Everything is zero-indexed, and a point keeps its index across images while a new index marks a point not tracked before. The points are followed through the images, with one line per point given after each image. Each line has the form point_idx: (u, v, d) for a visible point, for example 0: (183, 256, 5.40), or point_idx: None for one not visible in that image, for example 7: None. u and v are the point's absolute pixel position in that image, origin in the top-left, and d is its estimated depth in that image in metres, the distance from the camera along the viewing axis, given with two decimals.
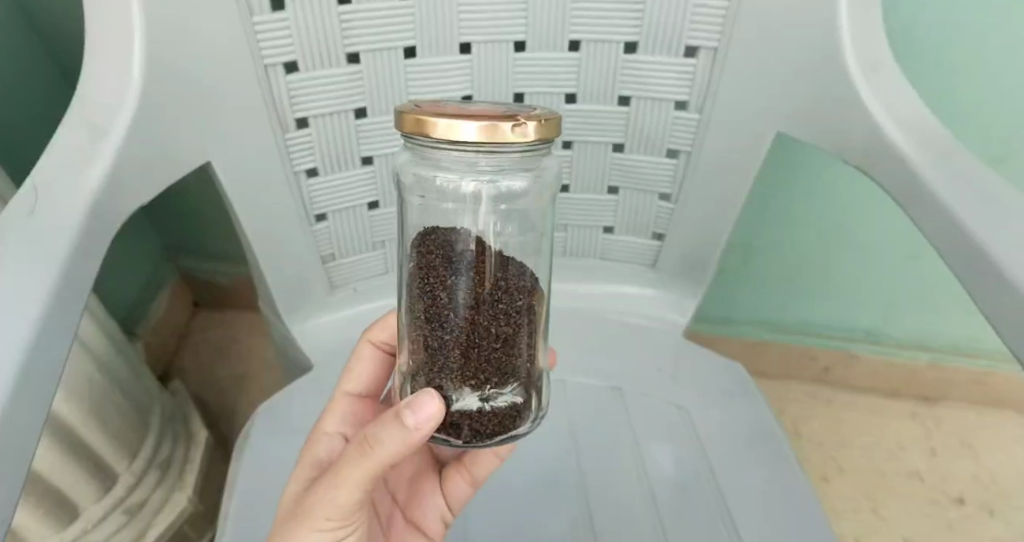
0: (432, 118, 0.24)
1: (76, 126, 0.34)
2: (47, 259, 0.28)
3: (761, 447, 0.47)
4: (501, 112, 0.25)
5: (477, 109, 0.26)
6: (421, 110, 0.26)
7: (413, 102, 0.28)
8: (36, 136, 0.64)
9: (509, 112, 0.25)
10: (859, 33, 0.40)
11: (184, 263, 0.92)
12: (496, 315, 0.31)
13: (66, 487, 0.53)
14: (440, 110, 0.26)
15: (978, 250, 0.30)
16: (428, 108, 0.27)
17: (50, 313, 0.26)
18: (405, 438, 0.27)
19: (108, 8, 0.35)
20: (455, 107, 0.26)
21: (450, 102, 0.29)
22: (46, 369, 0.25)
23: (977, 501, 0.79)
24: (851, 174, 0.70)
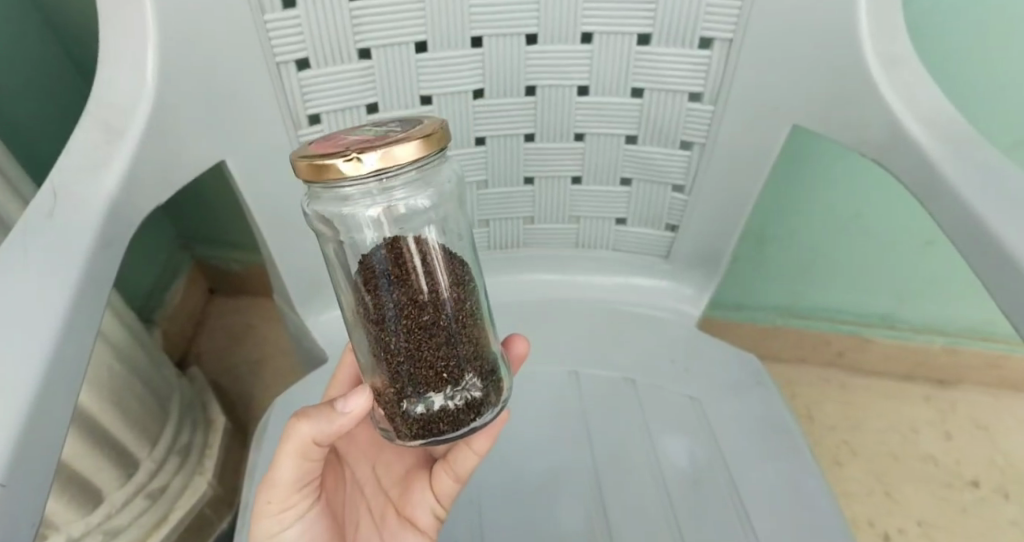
0: (308, 161, 0.25)
1: (91, 128, 0.34)
2: (70, 262, 0.29)
3: (774, 436, 0.47)
4: (388, 136, 0.26)
5: (369, 135, 0.27)
6: (313, 151, 0.26)
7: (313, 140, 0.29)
8: (54, 132, 0.64)
9: (396, 133, 0.26)
10: (877, 24, 0.39)
11: (199, 251, 0.93)
12: (411, 309, 0.31)
13: (90, 474, 0.55)
14: (331, 146, 0.26)
15: (994, 245, 0.29)
16: (322, 145, 0.27)
17: (75, 316, 0.27)
18: (327, 423, 0.30)
19: (121, 10, 0.35)
20: (348, 139, 0.27)
21: (349, 130, 0.30)
22: (72, 372, 0.25)
23: (992, 484, 0.79)
24: (868, 162, 0.69)
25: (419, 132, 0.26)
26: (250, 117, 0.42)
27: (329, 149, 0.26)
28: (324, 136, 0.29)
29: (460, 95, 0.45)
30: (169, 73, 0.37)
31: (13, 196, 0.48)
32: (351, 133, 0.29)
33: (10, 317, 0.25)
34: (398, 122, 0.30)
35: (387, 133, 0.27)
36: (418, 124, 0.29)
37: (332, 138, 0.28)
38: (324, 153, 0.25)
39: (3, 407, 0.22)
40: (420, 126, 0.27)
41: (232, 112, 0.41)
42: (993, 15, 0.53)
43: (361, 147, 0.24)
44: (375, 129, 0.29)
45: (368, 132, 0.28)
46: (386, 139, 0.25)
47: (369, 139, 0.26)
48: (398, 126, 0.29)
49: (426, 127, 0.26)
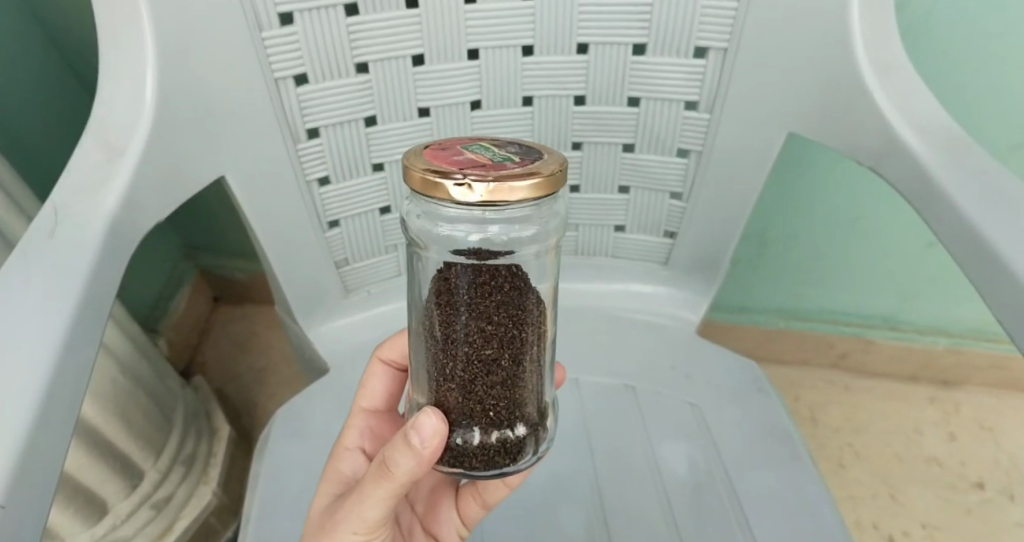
0: (421, 171, 0.24)
1: (92, 147, 0.35)
2: (71, 279, 0.29)
3: (774, 442, 0.47)
4: (505, 164, 0.25)
5: (488, 156, 0.26)
6: (426, 156, 0.26)
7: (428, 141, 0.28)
8: (58, 145, 0.65)
9: (513, 164, 0.25)
10: (870, 32, 0.39)
11: (202, 261, 0.93)
12: (483, 339, 0.30)
13: (96, 484, 0.55)
14: (445, 157, 0.26)
15: (988, 251, 0.29)
16: (436, 152, 0.26)
17: (77, 333, 0.27)
18: (411, 457, 0.27)
19: (121, 30, 0.36)
20: (463, 154, 0.26)
21: (465, 140, 0.29)
22: (75, 391, 0.26)
23: (997, 485, 0.79)
24: (866, 166, 0.70)
25: (538, 170, 0.24)
26: (250, 132, 0.42)
27: (443, 161, 0.25)
28: (441, 141, 0.29)
29: (457, 106, 0.46)
30: (168, 89, 0.37)
31: (16, 211, 0.48)
32: (467, 146, 0.28)
33: (13, 336, 0.26)
34: (517, 144, 0.29)
35: (505, 159, 0.26)
36: (537, 153, 0.27)
37: (448, 146, 0.28)
38: (437, 165, 0.24)
39: (6, 425, 0.22)
40: (542, 160, 0.26)
41: (232, 126, 0.41)
42: (987, 20, 0.53)
43: (477, 172, 0.24)
44: (492, 147, 0.28)
45: (485, 150, 0.27)
46: (504, 168, 0.24)
47: (485, 162, 0.25)
48: (516, 151, 0.27)
49: (546, 164, 0.25)
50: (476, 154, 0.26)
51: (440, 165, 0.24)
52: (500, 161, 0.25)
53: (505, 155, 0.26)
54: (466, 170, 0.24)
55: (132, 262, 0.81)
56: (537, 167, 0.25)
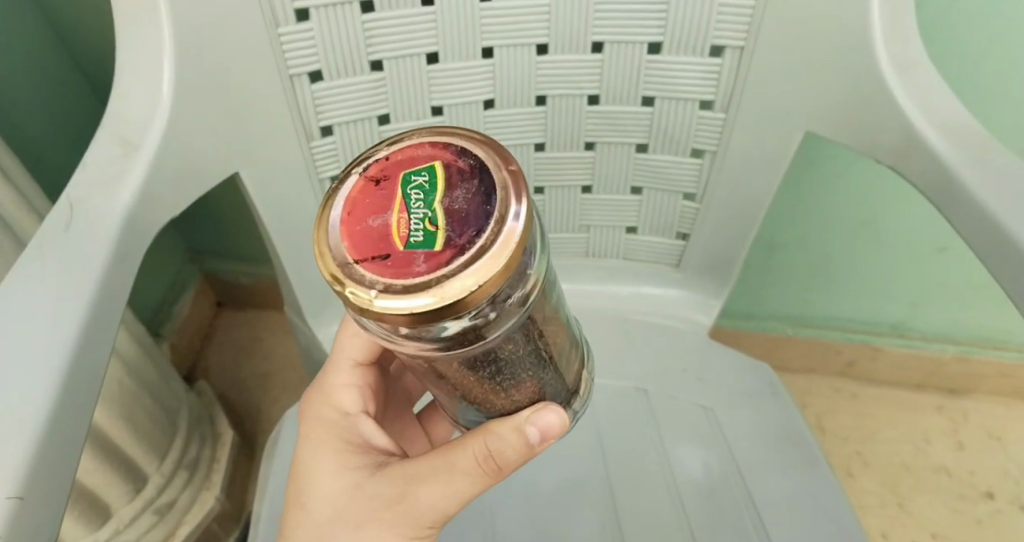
0: (369, 304, 0.19)
1: (108, 144, 0.35)
2: (87, 288, 0.29)
3: (792, 448, 0.47)
4: (412, 252, 0.19)
5: (411, 216, 0.20)
6: (339, 219, 0.21)
7: (369, 164, 0.23)
8: (56, 141, 0.63)
9: (423, 254, 0.19)
10: (890, 29, 0.39)
11: (206, 265, 0.90)
12: (527, 362, 0.27)
13: (100, 488, 0.54)
14: (363, 217, 0.21)
15: (1016, 257, 0.30)
16: (359, 203, 0.22)
17: (82, 346, 0.27)
18: (521, 449, 0.28)
19: (141, 26, 0.36)
20: (386, 210, 0.21)
21: (412, 160, 0.22)
22: (84, 398, 0.26)
23: (1007, 496, 0.80)
24: (895, 174, 0.65)
25: (451, 279, 0.18)
26: (266, 130, 0.42)
27: (350, 240, 0.21)
28: (383, 163, 0.23)
29: (470, 105, 0.45)
30: (186, 88, 0.37)
31: (29, 210, 0.48)
32: (406, 179, 0.22)
33: (21, 351, 0.26)
34: (480, 167, 0.21)
35: (428, 232, 0.20)
36: (487, 203, 0.20)
37: (381, 181, 0.22)
38: (335, 253, 0.20)
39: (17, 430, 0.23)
40: (479, 235, 0.19)
41: (250, 123, 0.41)
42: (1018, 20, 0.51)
43: (365, 282, 0.19)
44: (434, 184, 0.21)
45: (419, 196, 0.21)
46: (404, 269, 0.19)
47: (407, 253, 0.19)
48: (458, 201, 0.20)
49: (471, 260, 0.18)
50: (399, 214, 0.21)
51: (383, 282, 0.19)
52: (412, 239, 0.20)
53: (428, 215, 0.20)
54: (356, 271, 0.20)
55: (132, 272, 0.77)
56: (448, 270, 0.18)
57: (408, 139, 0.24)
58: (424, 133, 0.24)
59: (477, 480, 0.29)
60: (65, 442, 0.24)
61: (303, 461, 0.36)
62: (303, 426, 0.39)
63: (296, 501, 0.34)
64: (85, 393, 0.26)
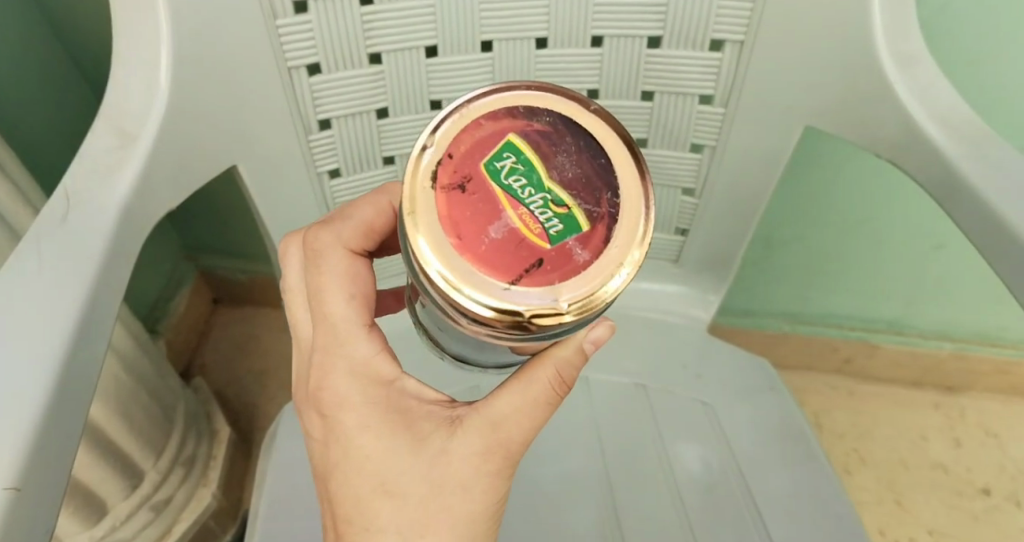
0: (557, 311, 0.22)
1: (105, 136, 0.35)
2: (81, 284, 0.29)
3: (791, 444, 0.47)
4: (563, 242, 0.22)
5: (534, 209, 0.23)
6: (454, 244, 0.22)
7: (433, 171, 0.23)
8: (47, 134, 0.62)
9: (574, 237, 0.23)
10: (892, 24, 0.39)
11: (203, 262, 0.90)
12: None
13: (96, 485, 0.54)
14: (477, 230, 0.22)
15: None
16: (462, 219, 0.23)
17: (75, 343, 0.27)
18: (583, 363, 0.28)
19: (137, 16, 0.35)
20: (497, 213, 0.23)
21: (479, 148, 0.24)
22: (76, 393, 0.26)
23: (1004, 492, 0.81)
24: (895, 170, 0.65)
25: (620, 253, 0.22)
26: (263, 123, 0.42)
27: (486, 260, 0.22)
28: (448, 163, 0.23)
29: None
30: (183, 80, 0.37)
31: (23, 204, 0.48)
32: (491, 172, 0.23)
33: (12, 349, 0.25)
34: (557, 125, 0.24)
35: (564, 219, 0.23)
36: (595, 158, 0.24)
37: (466, 185, 0.23)
38: (480, 279, 0.22)
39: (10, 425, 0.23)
40: (610, 195, 0.23)
41: (247, 116, 0.41)
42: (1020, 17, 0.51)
43: (541, 292, 0.22)
44: (526, 164, 0.23)
45: (524, 182, 0.23)
46: (568, 262, 0.22)
47: (558, 246, 0.22)
48: (568, 169, 0.23)
49: (624, 225, 0.23)
50: (517, 209, 0.23)
51: (557, 285, 0.22)
52: (552, 230, 0.22)
53: (549, 198, 0.23)
54: (520, 286, 0.22)
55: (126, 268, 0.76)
56: (612, 244, 0.23)
57: (452, 125, 0.24)
58: (460, 112, 0.24)
59: (551, 406, 0.29)
60: (57, 440, 0.24)
61: (361, 455, 0.28)
62: (331, 418, 0.29)
63: (376, 498, 0.28)
64: (79, 390, 0.26)
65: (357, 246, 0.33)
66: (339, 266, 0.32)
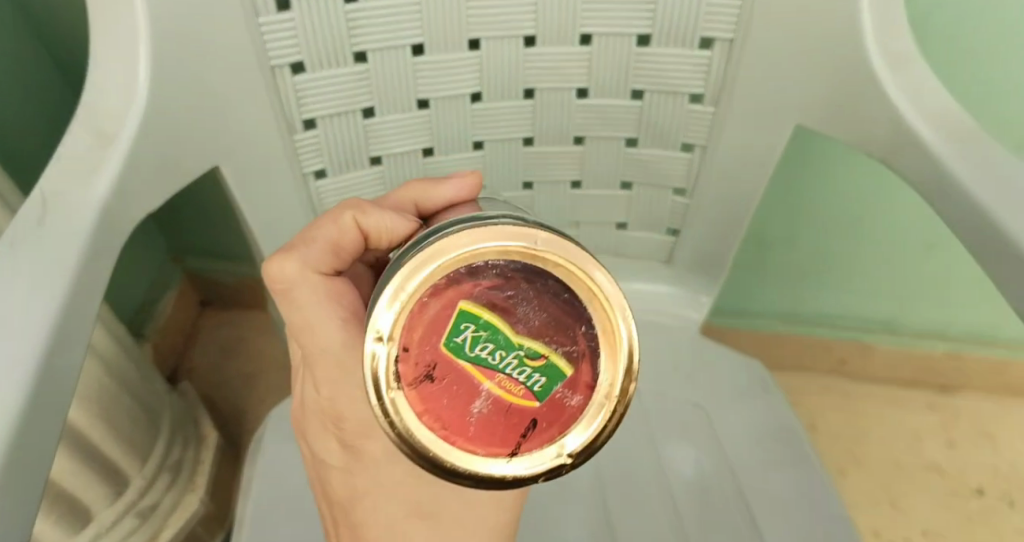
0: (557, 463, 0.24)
1: (82, 136, 0.34)
2: (57, 288, 0.28)
3: (783, 446, 0.46)
4: (552, 396, 0.24)
5: (514, 378, 0.23)
6: (443, 437, 0.23)
7: (396, 372, 0.23)
8: (25, 134, 0.61)
9: (559, 386, 0.24)
10: (880, 19, 0.38)
11: (190, 264, 0.89)
12: None
13: (80, 492, 0.53)
14: (462, 413, 0.23)
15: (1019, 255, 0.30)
16: (443, 409, 0.23)
17: (51, 350, 0.26)
18: None
19: (112, 12, 0.34)
20: (476, 391, 0.23)
21: (435, 330, 0.23)
22: (50, 403, 0.25)
23: (998, 492, 0.81)
24: (885, 169, 0.65)
25: (605, 385, 0.24)
26: (247, 123, 0.41)
27: (477, 442, 0.23)
28: (407, 357, 0.23)
29: (458, 98, 0.44)
30: (162, 79, 0.36)
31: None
32: (455, 349, 0.23)
33: None
34: (507, 271, 0.23)
35: (541, 376, 0.23)
36: (554, 296, 0.24)
37: (434, 375, 0.23)
38: (481, 461, 0.23)
39: None
40: (584, 329, 0.24)
41: (230, 116, 0.40)
42: (1007, 14, 0.51)
43: (542, 448, 0.24)
44: (490, 328, 0.23)
45: (495, 350, 0.23)
46: (561, 413, 0.24)
47: (542, 406, 0.24)
48: (535, 320, 0.24)
49: (605, 356, 0.24)
50: (496, 381, 0.23)
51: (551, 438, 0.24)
52: (538, 391, 0.23)
53: (523, 355, 0.23)
54: (522, 452, 0.24)
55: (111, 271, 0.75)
56: (597, 380, 0.24)
57: (396, 316, 0.22)
58: (398, 299, 0.22)
59: None
60: (31, 450, 0.23)
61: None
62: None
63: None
64: (53, 399, 0.25)
65: (328, 267, 0.33)
66: (314, 292, 0.32)
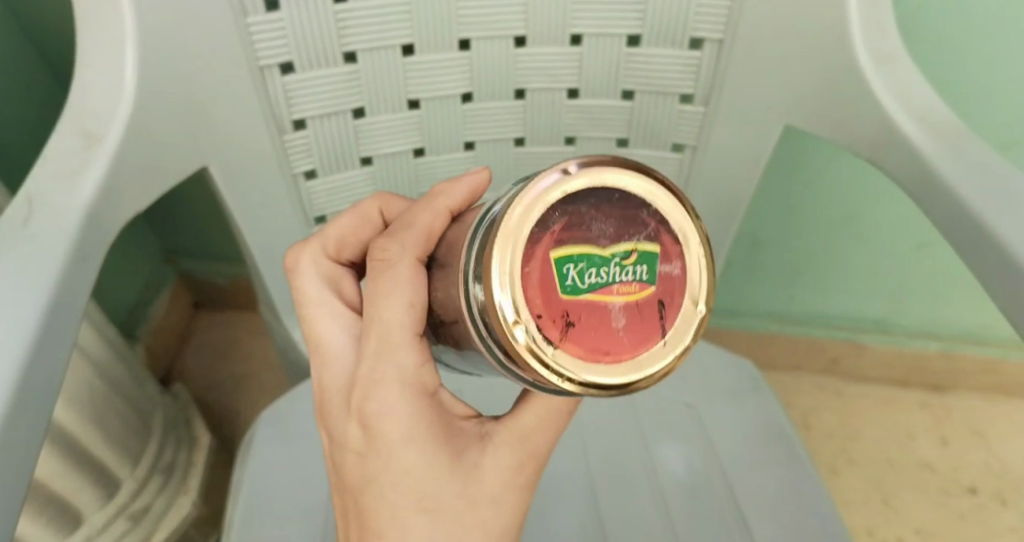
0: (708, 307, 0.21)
1: (70, 137, 0.34)
2: (42, 290, 0.28)
3: (776, 445, 0.46)
4: (663, 270, 0.20)
5: (629, 281, 0.20)
6: (610, 361, 0.19)
7: (542, 337, 0.18)
8: (14, 134, 0.61)
9: (660, 258, 0.20)
10: (867, 19, 0.38)
11: (182, 265, 0.88)
12: None
13: (71, 495, 0.53)
14: (613, 340, 0.19)
15: (1004, 254, 0.30)
16: (593, 340, 0.19)
17: (36, 351, 0.26)
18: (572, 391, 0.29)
19: (99, 12, 0.34)
20: (609, 312, 0.19)
21: (538, 285, 0.19)
22: (36, 405, 0.25)
23: (990, 490, 0.81)
24: (876, 169, 0.65)
25: (688, 232, 0.21)
26: (237, 123, 0.41)
27: (638, 342, 0.20)
28: (541, 321, 0.19)
29: (449, 99, 0.44)
30: (150, 79, 0.36)
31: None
32: (570, 291, 0.19)
33: None
34: (563, 209, 0.20)
35: (647, 263, 0.20)
36: (601, 196, 0.20)
37: (567, 319, 0.19)
38: (655, 356, 0.20)
39: None
40: (643, 205, 0.20)
41: (219, 115, 0.40)
42: (994, 16, 0.51)
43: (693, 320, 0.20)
44: (582, 256, 0.19)
45: (596, 268, 0.19)
46: (680, 279, 0.21)
47: (665, 279, 0.20)
48: (611, 226, 0.20)
49: (671, 213, 0.21)
50: (618, 293, 0.19)
51: (690, 297, 0.21)
52: (651, 278, 0.20)
53: (619, 257, 0.20)
54: (676, 326, 0.20)
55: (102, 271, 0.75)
56: (678, 231, 0.21)
57: (505, 295, 0.18)
58: (495, 278, 0.19)
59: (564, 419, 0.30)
60: (14, 452, 0.23)
61: (402, 470, 0.26)
62: (370, 429, 0.27)
63: (408, 516, 0.26)
64: (39, 401, 0.25)
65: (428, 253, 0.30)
66: (403, 273, 0.28)
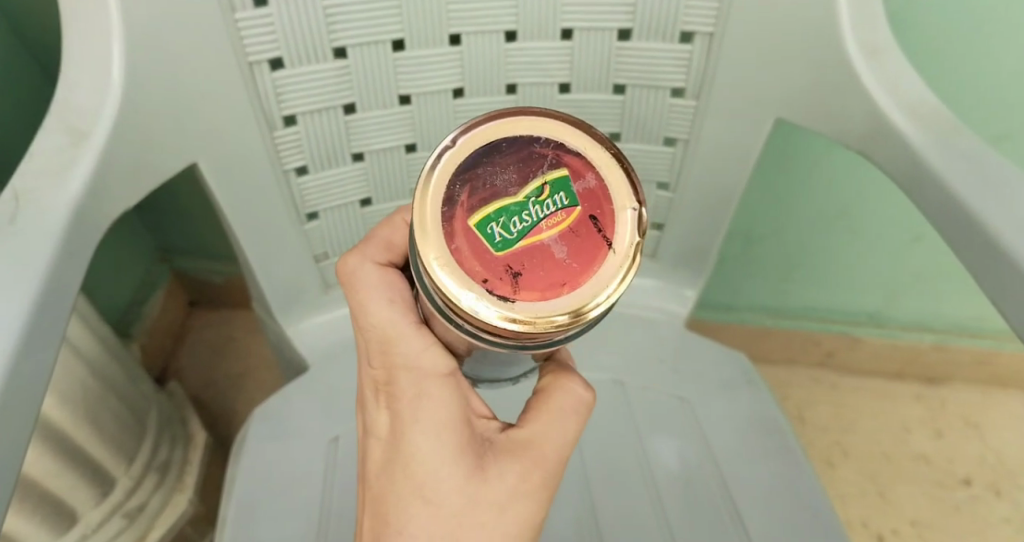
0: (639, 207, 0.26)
1: (56, 133, 0.34)
2: (27, 288, 0.27)
3: (768, 439, 0.46)
4: (578, 192, 0.25)
5: (551, 213, 0.25)
6: (567, 286, 0.24)
7: (497, 295, 0.23)
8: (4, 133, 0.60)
9: (572, 183, 0.26)
10: (857, 12, 0.38)
11: (177, 263, 0.88)
12: None
13: (66, 493, 0.52)
14: (564, 267, 0.24)
15: (996, 247, 0.30)
16: (542, 276, 0.24)
17: (22, 349, 0.25)
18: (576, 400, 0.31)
19: (85, 9, 0.34)
20: (547, 246, 0.24)
21: (475, 252, 0.24)
22: (24, 405, 0.25)
23: (984, 482, 0.82)
24: (868, 163, 0.65)
25: (586, 150, 0.26)
26: (225, 120, 0.41)
27: (583, 261, 0.24)
28: (491, 282, 0.23)
29: (440, 94, 0.44)
30: (137, 75, 0.35)
31: None
32: (504, 245, 0.24)
33: None
34: (464, 181, 0.25)
35: (560, 194, 0.25)
36: (495, 156, 0.26)
37: (514, 269, 0.24)
38: (606, 268, 0.25)
39: None
40: (537, 145, 0.26)
41: (208, 113, 0.40)
42: (985, 10, 0.51)
43: (627, 215, 0.25)
44: (499, 212, 0.25)
45: (518, 216, 0.25)
46: (601, 194, 0.26)
47: (585, 198, 0.25)
48: (513, 175, 0.25)
49: (563, 141, 0.26)
50: (546, 227, 0.25)
51: (617, 204, 0.26)
52: (571, 200, 0.25)
53: (534, 198, 0.25)
54: (616, 235, 0.25)
55: (95, 270, 0.75)
56: (579, 153, 0.26)
57: (448, 275, 0.23)
58: (438, 267, 0.24)
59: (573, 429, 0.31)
60: None
61: (413, 450, 0.27)
62: (394, 409, 0.29)
63: (412, 502, 0.27)
64: (26, 400, 0.25)
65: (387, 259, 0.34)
66: (377, 277, 0.32)
